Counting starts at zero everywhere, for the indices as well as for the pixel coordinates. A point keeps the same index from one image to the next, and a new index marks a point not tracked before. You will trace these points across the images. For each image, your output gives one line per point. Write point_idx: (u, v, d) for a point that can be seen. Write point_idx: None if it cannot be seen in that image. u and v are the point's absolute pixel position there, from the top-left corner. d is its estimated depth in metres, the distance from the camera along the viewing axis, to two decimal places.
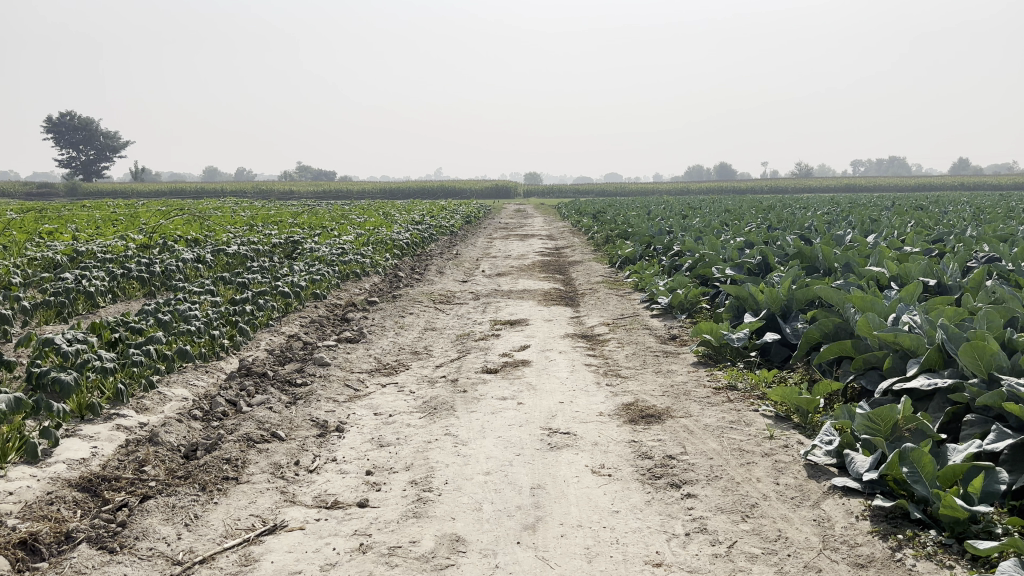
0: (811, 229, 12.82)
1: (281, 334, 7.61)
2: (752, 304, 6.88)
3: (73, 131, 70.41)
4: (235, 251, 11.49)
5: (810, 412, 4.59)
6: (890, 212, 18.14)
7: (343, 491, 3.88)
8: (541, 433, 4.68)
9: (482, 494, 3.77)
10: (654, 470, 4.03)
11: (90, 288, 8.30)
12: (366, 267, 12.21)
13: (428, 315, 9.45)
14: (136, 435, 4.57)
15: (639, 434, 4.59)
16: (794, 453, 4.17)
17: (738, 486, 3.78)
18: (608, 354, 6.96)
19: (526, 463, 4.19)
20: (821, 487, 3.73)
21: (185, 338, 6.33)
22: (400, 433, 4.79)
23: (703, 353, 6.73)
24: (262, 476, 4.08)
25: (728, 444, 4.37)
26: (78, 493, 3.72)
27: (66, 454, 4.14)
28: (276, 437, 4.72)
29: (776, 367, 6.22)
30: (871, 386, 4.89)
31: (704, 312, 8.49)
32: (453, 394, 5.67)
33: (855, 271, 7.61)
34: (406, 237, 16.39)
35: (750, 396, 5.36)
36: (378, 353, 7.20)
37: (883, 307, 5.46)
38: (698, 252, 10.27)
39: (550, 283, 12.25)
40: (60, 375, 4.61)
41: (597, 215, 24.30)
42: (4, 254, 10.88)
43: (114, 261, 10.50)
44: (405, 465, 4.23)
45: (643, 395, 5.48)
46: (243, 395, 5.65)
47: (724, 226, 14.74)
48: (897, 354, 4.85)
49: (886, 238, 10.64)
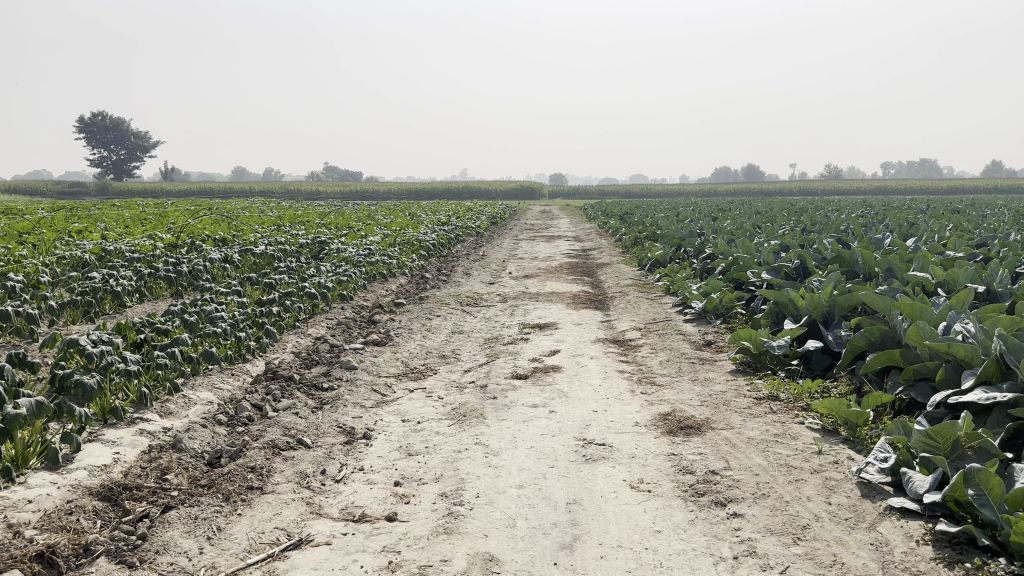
0: (848, 232, 12.49)
1: (307, 336, 7.51)
2: (791, 310, 6.64)
3: (104, 131, 71.48)
4: (262, 251, 11.45)
5: (859, 425, 4.37)
6: (928, 215, 17.64)
7: (370, 503, 3.73)
8: (576, 444, 4.50)
9: (516, 510, 3.59)
10: (696, 486, 3.83)
11: (117, 287, 8.27)
12: (393, 268, 12.12)
13: (455, 317, 9.30)
14: (159, 440, 4.47)
15: (678, 447, 4.39)
16: (845, 471, 3.95)
17: (787, 505, 3.57)
18: (642, 361, 6.75)
19: (562, 476, 4.01)
20: (877, 508, 3.51)
21: (211, 340, 6.23)
22: (429, 441, 4.64)
23: (741, 361, 6.50)
24: (287, 486, 3.94)
25: (774, 459, 4.15)
26: (98, 502, 3.61)
27: (89, 460, 4.03)
28: (302, 444, 4.59)
29: (818, 376, 6.00)
30: (922, 399, 4.64)
31: (739, 317, 8.24)
32: (483, 401, 5.50)
33: (898, 277, 7.33)
34: (433, 238, 16.32)
35: (793, 408, 5.14)
36: (405, 356, 7.05)
37: (933, 315, 5.20)
38: (732, 256, 10.02)
39: (579, 285, 12.06)
40: (83, 378, 4.51)
41: (624, 217, 24.06)
42: (34, 253, 10.92)
43: (142, 260, 10.49)
44: (435, 476, 4.06)
45: (681, 404, 5.28)
46: (269, 400, 5.52)
47: (757, 229, 14.40)
48: (950, 365, 4.59)
49: (926, 242, 10.31)
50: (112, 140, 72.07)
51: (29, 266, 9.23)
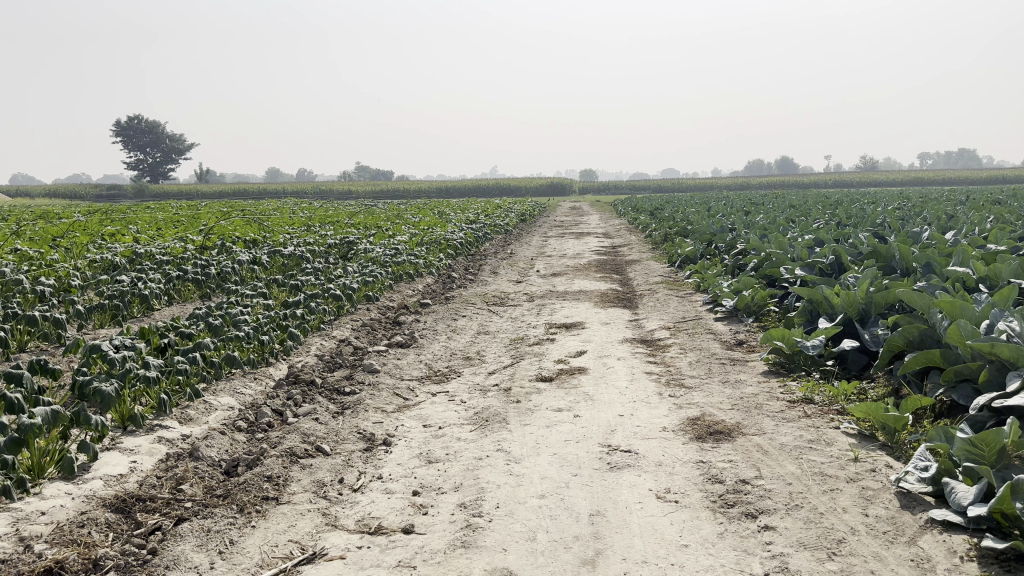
0: (885, 225, 12.17)
1: (332, 339, 7.44)
2: (826, 308, 6.42)
3: (141, 135, 72.73)
4: (290, 252, 11.45)
5: (897, 431, 4.16)
6: (967, 206, 17.12)
7: (387, 514, 3.63)
8: (600, 451, 4.35)
9: (537, 521, 3.47)
10: (725, 496, 3.67)
11: (144, 290, 8.29)
12: (420, 268, 12.05)
13: (481, 317, 9.18)
14: (176, 448, 4.43)
15: (707, 454, 4.22)
16: (883, 480, 3.75)
17: (822, 518, 3.40)
18: (671, 362, 6.58)
19: (585, 485, 3.87)
20: (917, 520, 3.31)
21: (233, 344, 6.18)
22: (449, 448, 4.53)
23: (774, 362, 6.29)
24: (304, 496, 3.86)
25: (808, 467, 3.97)
26: (111, 514, 3.56)
27: (105, 469, 4.00)
28: (320, 451, 4.50)
29: (854, 376, 5.78)
30: (964, 402, 4.42)
31: (772, 315, 8.01)
32: (506, 405, 5.38)
33: (938, 272, 7.06)
34: (461, 236, 16.22)
35: (828, 411, 4.94)
36: (429, 359, 6.95)
37: (975, 313, 4.96)
38: (764, 252, 9.78)
39: (608, 283, 11.87)
40: (102, 386, 4.48)
41: (655, 212, 23.76)
42: (66, 256, 11.03)
43: (171, 262, 10.54)
44: (454, 485, 3.95)
45: (710, 408, 5.10)
46: (290, 405, 5.46)
47: (790, 223, 14.08)
48: (994, 366, 4.36)
49: (967, 235, 9.96)
50: (147, 143, 73.20)
51: (60, 270, 9.33)
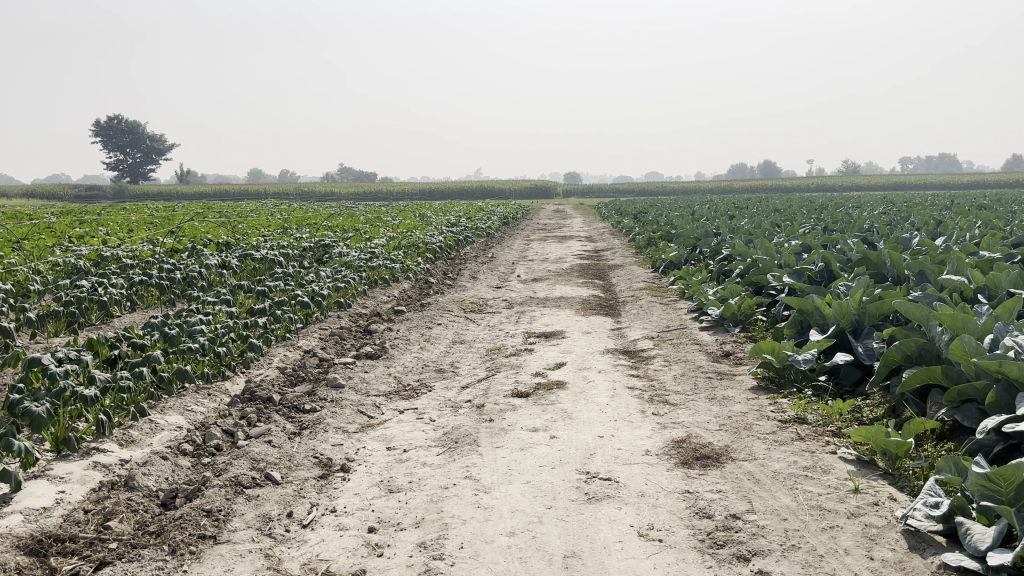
0: (872, 231, 11.88)
1: (297, 349, 7.02)
2: (817, 319, 6.08)
3: (120, 134, 71.73)
4: (262, 256, 11.00)
5: (899, 457, 3.82)
6: (953, 213, 16.86)
7: (337, 556, 3.23)
8: (578, 479, 3.98)
9: (505, 565, 3.09)
10: (715, 534, 3.31)
11: (103, 297, 7.83)
12: (396, 273, 11.61)
13: (457, 326, 8.78)
14: (112, 476, 4.01)
15: (693, 483, 3.86)
16: (887, 516, 3.40)
17: (822, 561, 3.04)
18: (654, 375, 6.22)
19: (559, 520, 3.50)
20: (929, 566, 2.96)
21: (188, 356, 5.72)
22: (413, 475, 4.14)
23: (763, 376, 5.93)
24: (245, 534, 3.46)
25: (804, 500, 3.62)
26: (23, 557, 3.15)
27: (27, 501, 3.57)
28: (269, 480, 4.10)
29: (846, 391, 5.45)
30: (969, 424, 4.06)
31: (758, 324, 7.69)
32: (477, 425, 4.99)
33: (932, 280, 6.73)
34: (441, 240, 15.74)
35: (823, 433, 4.61)
36: (399, 371, 6.55)
37: (977, 327, 4.59)
38: (750, 258, 9.44)
39: (590, 289, 11.49)
40: (33, 406, 4.03)
41: (640, 216, 23.42)
42: (27, 259, 10.49)
43: (137, 265, 10.05)
44: (414, 520, 3.56)
45: (697, 428, 4.74)
46: (243, 426, 5.04)
47: (777, 227, 13.81)
48: (1002, 386, 3.98)
49: (957, 242, 9.68)
50: (127, 142, 72.16)
51: (18, 275, 8.83)
